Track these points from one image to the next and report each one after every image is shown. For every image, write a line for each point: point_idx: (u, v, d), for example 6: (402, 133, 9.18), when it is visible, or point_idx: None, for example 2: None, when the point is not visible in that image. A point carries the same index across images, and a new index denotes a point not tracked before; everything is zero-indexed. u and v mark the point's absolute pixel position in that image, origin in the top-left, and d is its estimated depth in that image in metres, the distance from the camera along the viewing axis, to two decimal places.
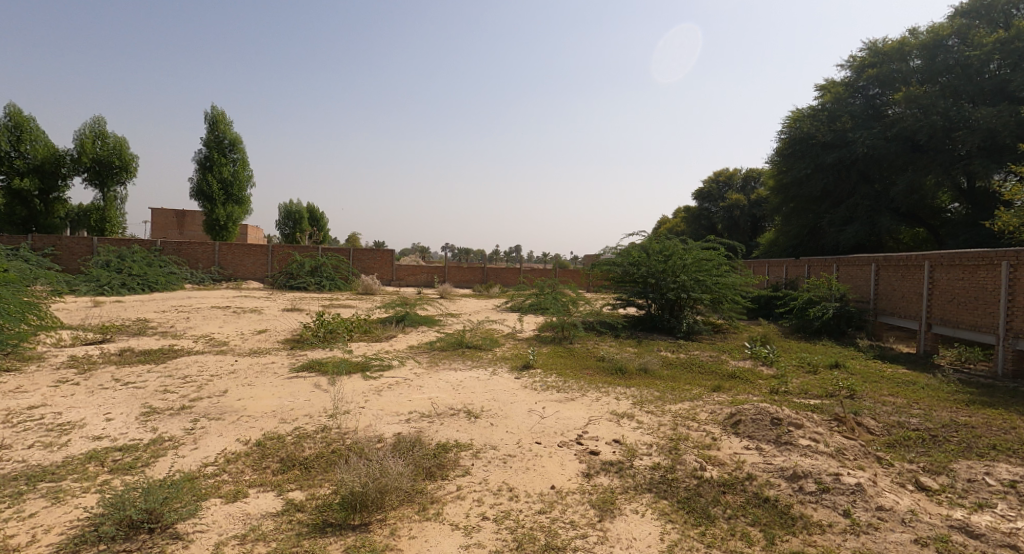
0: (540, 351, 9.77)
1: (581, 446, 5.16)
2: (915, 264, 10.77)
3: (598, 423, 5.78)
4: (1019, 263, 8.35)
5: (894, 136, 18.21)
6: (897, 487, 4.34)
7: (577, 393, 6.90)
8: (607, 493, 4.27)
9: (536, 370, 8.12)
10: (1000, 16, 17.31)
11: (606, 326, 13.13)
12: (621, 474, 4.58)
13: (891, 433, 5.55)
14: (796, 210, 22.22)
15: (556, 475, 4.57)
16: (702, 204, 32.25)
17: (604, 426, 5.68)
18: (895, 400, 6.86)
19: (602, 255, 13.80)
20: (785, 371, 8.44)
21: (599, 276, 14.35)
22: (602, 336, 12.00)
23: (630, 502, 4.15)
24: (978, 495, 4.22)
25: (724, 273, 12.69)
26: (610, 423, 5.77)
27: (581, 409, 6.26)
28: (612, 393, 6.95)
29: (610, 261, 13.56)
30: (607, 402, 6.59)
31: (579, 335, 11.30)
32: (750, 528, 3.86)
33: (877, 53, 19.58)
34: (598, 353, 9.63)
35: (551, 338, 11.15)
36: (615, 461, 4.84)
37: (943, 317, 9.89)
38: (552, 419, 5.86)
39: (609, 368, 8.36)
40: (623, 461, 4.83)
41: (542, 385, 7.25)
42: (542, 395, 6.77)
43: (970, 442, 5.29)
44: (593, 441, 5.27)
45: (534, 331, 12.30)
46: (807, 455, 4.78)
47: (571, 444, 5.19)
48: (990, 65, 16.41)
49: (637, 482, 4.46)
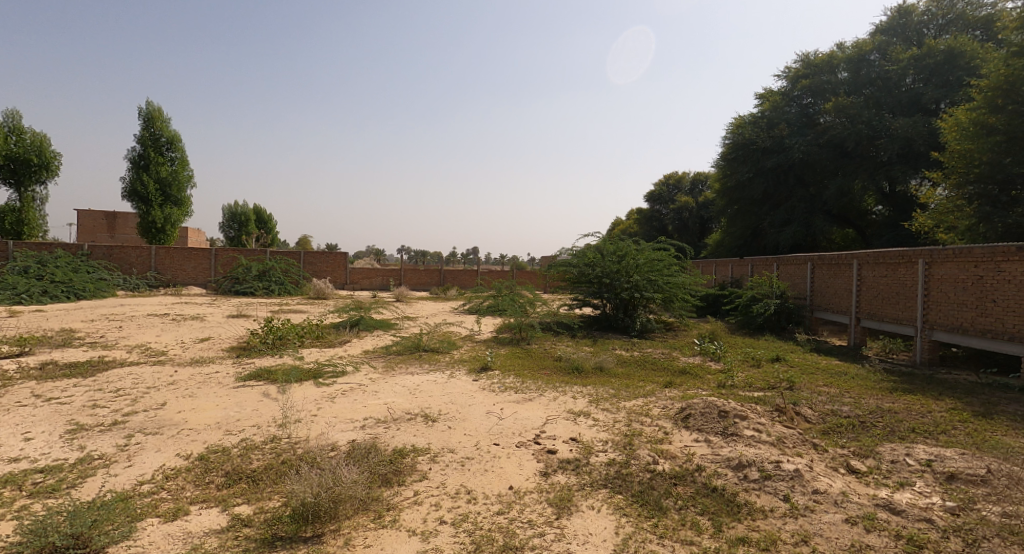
0: (499, 353, 9.86)
1: (539, 445, 5.29)
2: (845, 262, 11.55)
3: (556, 422, 5.92)
4: (932, 261, 9.09)
5: (826, 143, 19.36)
6: (831, 471, 4.67)
7: (535, 393, 7.04)
8: (565, 490, 4.41)
9: (495, 372, 8.23)
10: (913, 35, 18.99)
11: (563, 326, 13.33)
12: (578, 472, 4.73)
13: (826, 420, 5.96)
14: (740, 212, 23.24)
15: (516, 474, 4.70)
16: (653, 205, 33.25)
17: (561, 424, 5.83)
18: (829, 389, 7.37)
19: (558, 256, 13.98)
20: (731, 364, 8.95)
21: (554, 276, 14.57)
22: (558, 336, 12.24)
23: (587, 498, 4.31)
24: (899, 475, 4.60)
25: (674, 273, 13.24)
26: (567, 422, 5.92)
27: (539, 409, 6.40)
28: (569, 392, 7.13)
29: (566, 262, 13.76)
30: (563, 400, 6.77)
31: (536, 335, 11.49)
32: (699, 517, 4.07)
33: (809, 64, 20.75)
34: (556, 353, 9.83)
35: (509, 339, 11.28)
36: (572, 458, 4.99)
37: (870, 312, 10.65)
38: (510, 419, 5.98)
39: (567, 367, 8.57)
40: (580, 458, 4.99)
41: (501, 386, 7.37)
42: (501, 396, 6.89)
43: (894, 426, 5.74)
44: (551, 439, 5.41)
45: (491, 332, 12.44)
46: (752, 444, 5.10)
47: (529, 444, 5.31)
48: (906, 79, 17.90)
49: (594, 478, 4.61)
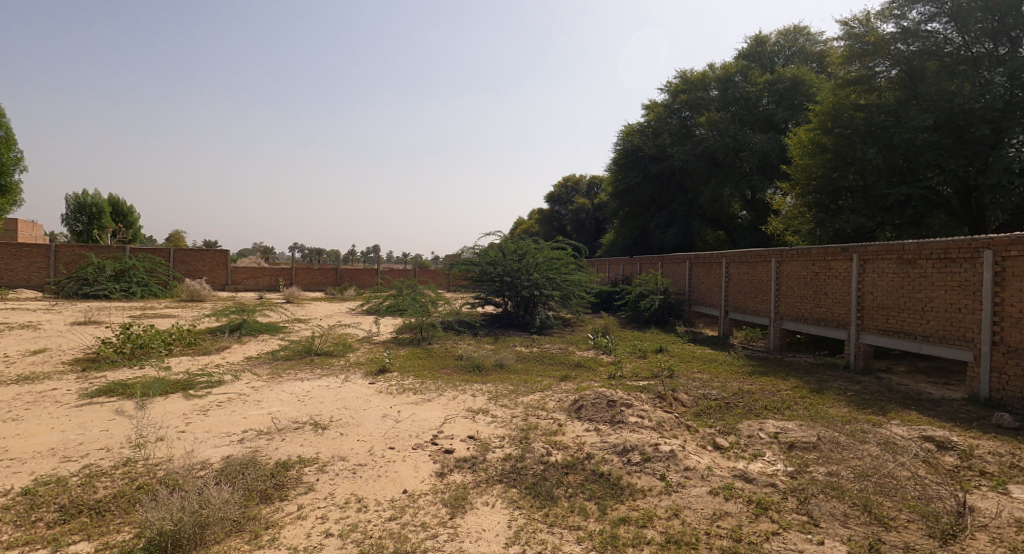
0: (399, 354, 9.70)
1: (436, 445, 5.32)
2: (716, 261, 12.84)
3: (454, 421, 5.98)
4: (783, 259, 10.45)
5: (701, 153, 21.31)
6: (700, 449, 5.19)
7: (433, 393, 7.05)
8: (460, 489, 4.48)
9: (394, 373, 8.09)
10: (767, 62, 21.54)
11: (464, 325, 13.41)
12: (474, 469, 4.82)
13: (699, 403, 6.59)
14: (630, 213, 24.77)
15: (411, 477, 4.68)
16: (553, 206, 34.61)
17: (458, 423, 5.90)
18: (703, 375, 8.15)
19: (460, 254, 13.94)
20: (621, 356, 9.58)
21: (456, 275, 14.52)
22: (460, 335, 12.27)
23: (482, 495, 4.41)
24: (754, 447, 5.22)
25: (571, 272, 13.88)
26: (465, 420, 6.00)
27: (437, 409, 6.42)
28: (468, 390, 7.22)
29: (468, 260, 13.75)
30: (462, 399, 6.85)
31: (437, 335, 11.48)
32: (587, 502, 4.32)
33: (686, 81, 22.63)
34: (457, 352, 9.87)
35: (409, 340, 11.13)
36: (469, 456, 5.08)
37: (735, 305, 11.94)
38: (407, 421, 5.95)
39: (467, 366, 8.65)
40: (477, 455, 5.09)
41: (399, 388, 7.28)
42: (399, 398, 6.81)
43: (751, 404, 6.50)
44: (448, 439, 5.46)
45: (391, 333, 12.21)
46: (635, 430, 5.51)
47: (426, 445, 5.32)
48: (763, 100, 20.23)
49: (489, 474, 4.73)
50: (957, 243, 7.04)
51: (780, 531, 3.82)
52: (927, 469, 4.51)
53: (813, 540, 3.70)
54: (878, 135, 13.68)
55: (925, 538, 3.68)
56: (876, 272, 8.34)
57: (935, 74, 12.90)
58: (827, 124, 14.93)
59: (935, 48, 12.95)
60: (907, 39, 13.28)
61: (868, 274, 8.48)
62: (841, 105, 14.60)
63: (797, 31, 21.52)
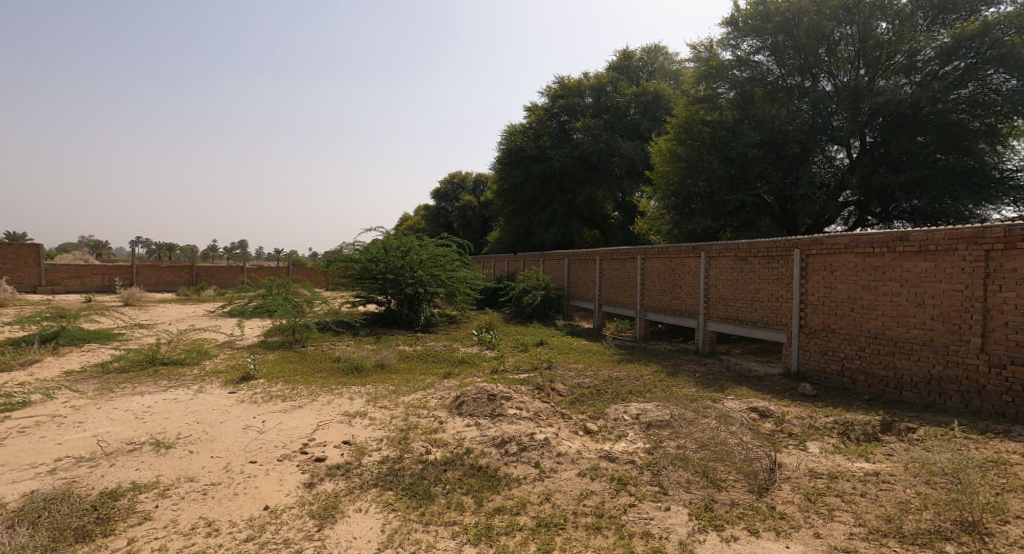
0: (269, 358, 8.99)
1: (307, 454, 4.99)
2: (590, 258, 13.61)
3: (327, 426, 5.65)
4: (646, 257, 11.34)
5: (578, 156, 22.44)
6: (571, 434, 5.43)
7: (304, 399, 6.61)
8: (330, 498, 4.22)
9: (259, 381, 7.44)
10: (633, 75, 23.31)
11: (344, 325, 12.76)
12: (347, 476, 4.58)
13: (574, 392, 6.91)
14: (514, 212, 25.35)
15: (277, 490, 4.34)
16: (440, 203, 34.28)
17: (332, 429, 5.59)
18: (579, 365, 8.57)
19: (340, 251, 13.27)
20: (504, 351, 9.77)
21: (335, 273, 13.74)
22: (339, 335, 11.70)
23: (354, 502, 4.20)
24: (618, 429, 5.59)
25: (457, 268, 13.84)
26: (340, 425, 5.69)
27: (311, 415, 6.02)
28: (346, 394, 6.86)
29: (348, 257, 13.12)
30: (339, 403, 6.49)
31: (312, 337, 10.82)
32: (463, 497, 4.30)
33: (564, 87, 23.69)
34: (336, 353, 9.38)
35: (280, 343, 10.35)
36: (343, 462, 4.82)
37: (607, 299, 12.77)
38: (272, 431, 5.50)
39: (345, 368, 8.25)
40: (352, 461, 4.85)
41: (265, 396, 6.72)
42: (263, 407, 6.27)
43: (617, 390, 6.95)
44: (320, 446, 5.14)
45: (258, 337, 11.29)
46: (513, 421, 5.61)
47: (294, 455, 4.95)
48: (631, 110, 21.84)
49: (363, 479, 4.52)
50: (776, 243, 8.16)
51: (636, 502, 4.11)
52: (750, 435, 5.16)
53: (663, 507, 4.04)
54: (719, 148, 15.46)
55: (748, 493, 4.21)
56: (718, 268, 9.37)
57: (760, 98, 15.30)
58: (681, 136, 16.76)
59: (760, 77, 15.35)
60: (741, 66, 15.54)
61: (712, 270, 9.50)
62: (692, 120, 16.55)
63: (658, 49, 23.46)
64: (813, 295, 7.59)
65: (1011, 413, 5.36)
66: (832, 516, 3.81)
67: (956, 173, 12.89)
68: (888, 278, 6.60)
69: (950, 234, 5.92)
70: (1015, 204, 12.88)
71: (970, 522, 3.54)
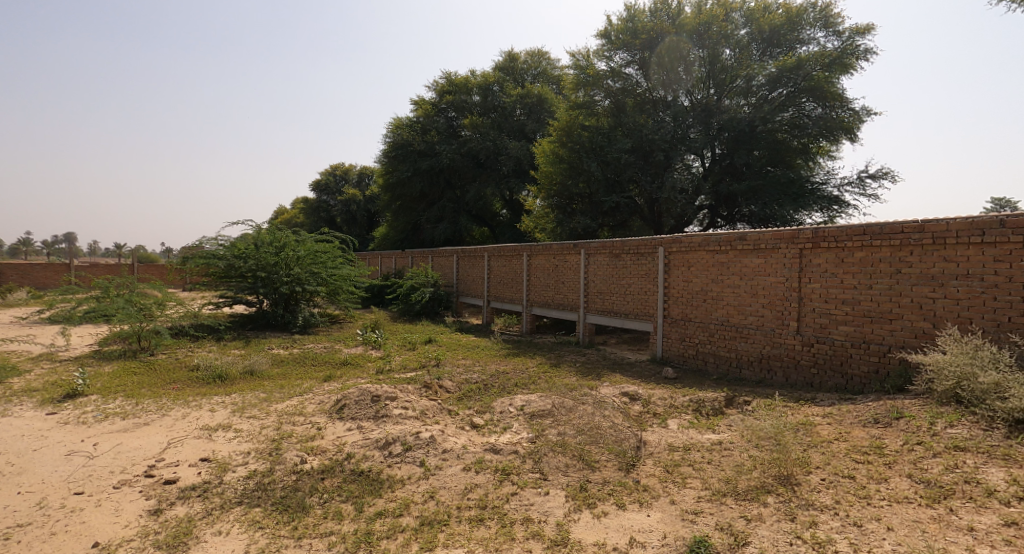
0: (103, 372, 7.99)
1: (152, 477, 4.62)
2: (479, 255, 13.91)
3: (181, 444, 5.27)
4: (531, 254, 11.87)
5: (466, 153, 22.72)
6: (458, 430, 5.64)
7: (152, 415, 6.10)
8: (183, 524, 3.95)
9: (86, 399, 6.68)
10: (519, 76, 24.07)
11: (205, 329, 11.72)
12: (205, 497, 4.33)
13: (461, 388, 7.13)
14: (401, 207, 24.95)
15: (113, 522, 3.97)
16: (320, 196, 32.63)
17: (188, 446, 5.23)
18: (466, 361, 8.82)
19: (199, 246, 12.09)
20: (390, 351, 9.71)
21: (194, 272, 12.55)
22: (198, 341, 10.75)
23: (215, 524, 3.98)
24: (504, 421, 5.90)
25: (339, 265, 13.38)
26: (198, 441, 5.35)
27: (158, 433, 5.57)
28: (206, 405, 6.44)
29: (210, 253, 12.01)
30: (196, 417, 6.06)
31: (162, 344, 9.82)
32: (343, 505, 4.30)
33: (451, 83, 23.77)
34: (194, 361, 8.64)
35: (119, 353, 9.28)
36: (201, 482, 4.54)
37: (496, 295, 13.17)
38: (108, 456, 5.00)
39: (205, 377, 7.63)
40: (212, 480, 4.59)
41: (98, 415, 6.07)
42: (95, 428, 5.68)
43: (504, 384, 7.30)
44: (170, 467, 4.80)
45: (90, 348, 10.10)
46: (399, 422, 5.68)
47: (136, 480, 4.57)
48: (517, 111, 22.58)
49: (225, 498, 4.30)
50: (644, 241, 9.01)
51: (517, 490, 4.41)
52: (621, 417, 5.78)
53: (542, 492, 4.38)
54: (596, 152, 16.51)
55: (617, 471, 4.69)
56: (595, 264, 10.11)
57: (631, 107, 16.79)
58: (563, 139, 17.68)
59: (630, 89, 16.72)
60: (614, 77, 16.76)
61: (590, 266, 10.23)
62: (573, 124, 17.50)
63: (541, 54, 24.39)
64: (674, 288, 8.53)
65: (817, 383, 6.53)
66: (684, 483, 4.37)
67: (783, 183, 15.15)
68: (731, 273, 7.63)
69: (775, 235, 7.02)
70: (825, 211, 15.48)
71: (786, 475, 4.18)
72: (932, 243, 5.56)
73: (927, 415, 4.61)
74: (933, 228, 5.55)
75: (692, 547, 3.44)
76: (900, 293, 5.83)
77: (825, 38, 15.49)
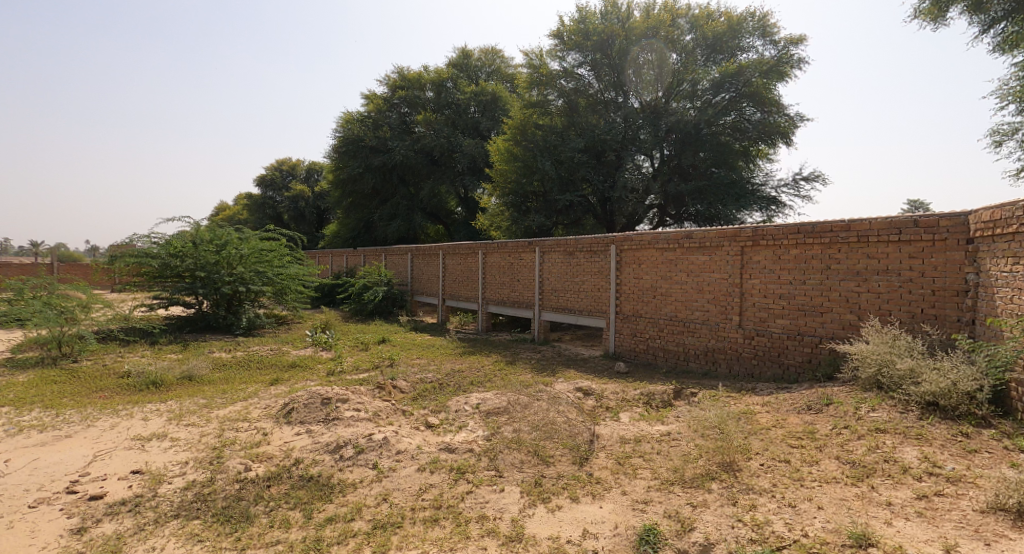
0: (17, 382, 7.39)
1: (75, 493, 4.34)
2: (433, 253, 13.80)
3: (110, 457, 4.98)
4: (487, 252, 11.87)
5: (419, 150, 22.45)
6: (413, 431, 5.60)
7: (75, 426, 5.73)
8: (112, 542, 3.73)
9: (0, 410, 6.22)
10: (473, 73, 23.98)
11: (138, 333, 11.11)
12: (137, 512, 4.11)
13: (416, 388, 7.06)
14: (353, 204, 24.38)
15: (29, 544, 3.70)
16: (266, 191, 31.46)
17: (118, 459, 4.95)
18: (421, 361, 8.74)
19: (130, 244, 11.40)
20: (341, 351, 9.49)
21: (125, 272, 11.82)
22: (129, 345, 10.13)
23: (149, 540, 3.79)
24: (460, 420, 5.89)
25: (286, 265, 13.01)
26: (128, 453, 5.07)
27: (82, 446, 5.24)
28: (137, 414, 6.12)
29: (142, 251, 11.31)
30: (126, 427, 5.74)
31: (88, 350, 9.21)
32: (290, 512, 4.18)
33: (404, 78, 23.40)
34: (124, 368, 8.15)
35: (36, 361, 8.68)
36: (132, 496, 4.31)
37: (451, 293, 13.10)
38: (26, 473, 4.66)
39: (137, 385, 7.22)
40: (145, 493, 4.37)
41: (14, 428, 5.64)
42: (11, 443, 5.29)
43: (459, 382, 7.29)
44: (97, 481, 4.53)
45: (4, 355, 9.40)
46: (350, 424, 5.58)
47: (58, 497, 4.29)
48: (471, 108, 22.50)
49: (161, 511, 4.10)
50: (597, 239, 9.18)
51: (472, 489, 4.42)
52: (575, 411, 5.91)
53: (497, 489, 4.40)
54: (550, 150, 16.63)
55: (571, 465, 4.78)
56: (550, 262, 10.22)
57: (583, 108, 17.12)
58: (517, 137, 17.73)
59: (582, 89, 16.98)
60: (567, 77, 16.97)
61: (545, 263, 10.34)
62: (527, 123, 17.59)
63: (495, 51, 24.38)
64: (626, 285, 8.73)
65: (757, 373, 6.87)
66: (635, 473, 4.49)
67: (726, 183, 15.80)
68: (678, 270, 7.89)
69: (718, 233, 7.30)
70: (764, 211, 16.23)
71: (728, 461, 4.37)
72: (857, 241, 5.94)
73: (853, 401, 4.95)
74: (859, 226, 5.93)
75: (642, 536, 3.55)
76: (830, 288, 6.20)
77: (763, 46, 16.23)
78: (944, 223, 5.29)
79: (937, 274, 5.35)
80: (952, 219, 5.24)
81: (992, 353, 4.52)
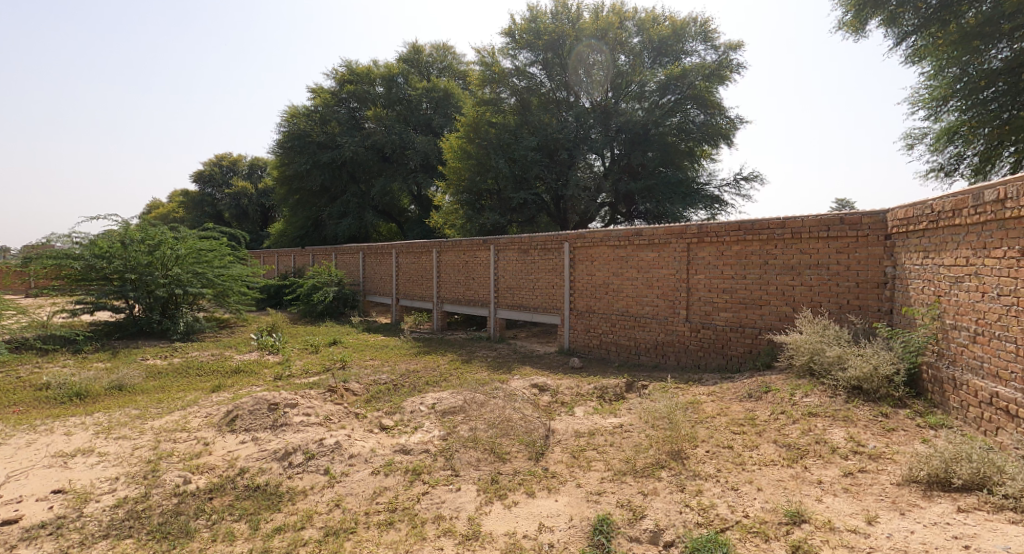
0: None
1: None
2: (386, 251, 13.56)
3: (27, 477, 4.63)
4: (441, 250, 11.76)
5: (369, 146, 22.01)
6: (367, 434, 5.49)
7: None
8: None
9: None
10: (425, 69, 23.68)
11: (61, 340, 10.37)
12: (61, 533, 3.85)
13: (369, 390, 6.94)
14: (300, 202, 23.61)
15: None
16: (204, 188, 30.02)
17: (37, 479, 4.61)
18: (373, 362, 8.59)
19: (48, 245, 10.62)
20: (289, 355, 9.19)
21: (43, 275, 10.99)
22: (49, 355, 9.43)
23: None
24: (415, 421, 5.83)
25: (227, 265, 12.51)
26: (49, 471, 4.74)
27: None
28: (59, 429, 5.71)
29: (63, 252, 10.54)
30: (45, 444, 5.35)
31: (4, 361, 8.52)
32: (234, 524, 4.02)
33: (352, 72, 22.82)
34: (42, 380, 7.58)
35: None
36: (54, 517, 4.03)
37: (406, 292, 12.90)
38: None
39: (60, 397, 6.74)
40: (68, 514, 4.09)
41: None
42: None
43: (414, 383, 7.20)
44: (12, 504, 4.20)
45: None
46: (300, 429, 5.41)
47: None
48: (423, 105, 22.27)
49: (90, 531, 3.87)
50: (550, 237, 9.26)
51: (428, 489, 4.38)
52: (530, 408, 5.97)
53: (453, 488, 4.38)
54: (503, 149, 16.63)
55: (527, 461, 4.82)
56: (504, 259, 10.24)
57: (536, 106, 17.22)
58: (470, 135, 17.65)
59: (534, 88, 17.08)
60: (519, 76, 17.05)
61: (499, 262, 10.34)
62: (479, 120, 17.54)
63: (446, 48, 24.17)
64: (579, 281, 8.87)
65: (703, 364, 7.13)
66: (589, 466, 4.57)
67: (672, 182, 16.31)
68: (629, 266, 8.08)
69: (666, 230, 7.51)
70: (708, 209, 16.85)
71: (676, 450, 4.52)
72: (791, 237, 6.26)
73: (788, 388, 5.22)
74: (792, 224, 6.25)
75: (595, 526, 3.62)
76: (767, 282, 6.51)
77: (705, 51, 16.81)
78: (866, 221, 5.64)
79: (860, 268, 5.72)
80: (873, 217, 5.60)
81: (907, 340, 4.88)
